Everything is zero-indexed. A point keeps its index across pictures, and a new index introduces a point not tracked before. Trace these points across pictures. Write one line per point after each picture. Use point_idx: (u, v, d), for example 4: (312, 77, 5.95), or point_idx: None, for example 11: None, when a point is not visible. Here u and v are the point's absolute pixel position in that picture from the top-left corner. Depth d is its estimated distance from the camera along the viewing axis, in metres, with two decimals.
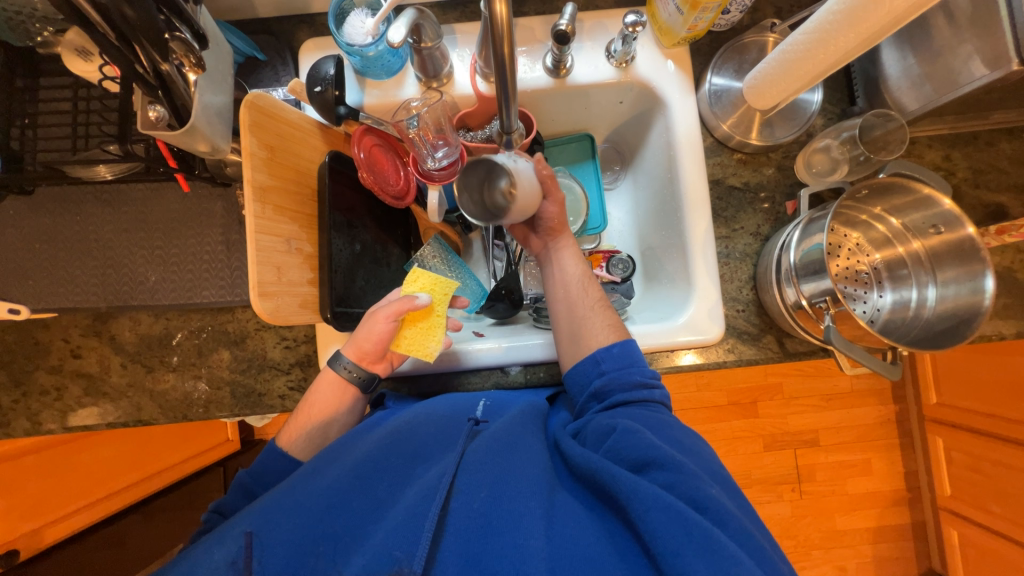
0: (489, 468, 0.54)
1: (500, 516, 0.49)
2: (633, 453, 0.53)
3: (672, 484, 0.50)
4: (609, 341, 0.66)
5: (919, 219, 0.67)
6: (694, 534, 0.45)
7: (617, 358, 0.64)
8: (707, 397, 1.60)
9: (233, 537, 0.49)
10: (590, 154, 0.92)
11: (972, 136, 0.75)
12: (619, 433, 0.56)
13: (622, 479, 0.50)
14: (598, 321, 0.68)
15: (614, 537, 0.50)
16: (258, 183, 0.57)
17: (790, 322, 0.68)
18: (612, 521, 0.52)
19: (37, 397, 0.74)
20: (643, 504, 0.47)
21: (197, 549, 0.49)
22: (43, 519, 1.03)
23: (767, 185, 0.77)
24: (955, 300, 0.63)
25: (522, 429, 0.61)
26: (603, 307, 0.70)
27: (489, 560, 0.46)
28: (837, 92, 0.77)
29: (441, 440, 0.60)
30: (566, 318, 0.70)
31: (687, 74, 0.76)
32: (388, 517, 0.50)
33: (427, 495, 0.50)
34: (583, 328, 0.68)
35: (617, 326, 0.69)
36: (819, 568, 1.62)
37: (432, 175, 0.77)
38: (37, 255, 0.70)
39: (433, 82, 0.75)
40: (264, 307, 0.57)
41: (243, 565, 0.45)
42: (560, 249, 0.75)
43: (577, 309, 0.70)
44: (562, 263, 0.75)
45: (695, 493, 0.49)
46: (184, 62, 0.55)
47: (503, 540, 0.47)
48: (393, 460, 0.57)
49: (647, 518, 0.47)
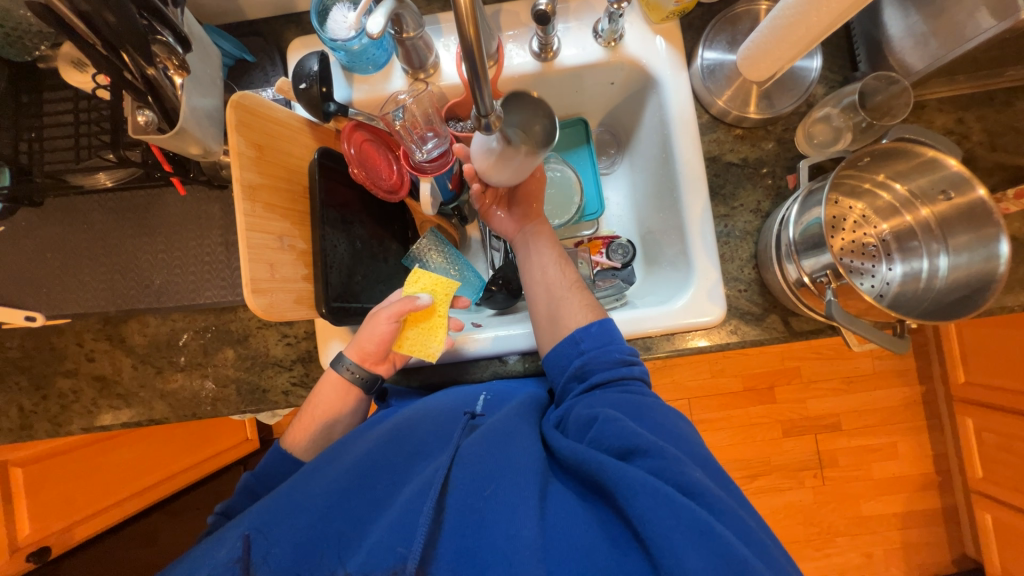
0: (473, 456, 0.54)
1: (491, 510, 0.49)
2: (617, 441, 0.52)
3: (659, 470, 0.49)
4: (587, 320, 0.66)
5: (927, 184, 0.64)
6: (683, 518, 0.44)
7: (596, 337, 0.64)
8: (722, 383, 1.57)
9: (233, 539, 0.49)
10: (584, 138, 0.91)
11: (987, 97, 0.71)
12: (602, 423, 0.55)
13: (609, 468, 0.50)
14: (576, 301, 0.68)
15: (606, 524, 0.49)
16: (247, 182, 0.58)
17: (794, 300, 0.66)
18: (604, 509, 0.51)
19: (56, 400, 0.77)
20: (632, 490, 0.47)
21: (200, 551, 0.50)
22: (72, 518, 1.08)
23: (767, 159, 0.74)
24: (969, 269, 0.60)
25: (510, 417, 0.60)
26: (580, 288, 0.70)
27: (484, 554, 0.46)
28: (836, 59, 0.74)
29: (433, 433, 0.60)
30: (544, 298, 0.70)
31: (677, 50, 0.74)
32: (384, 515, 0.50)
33: (423, 490, 0.51)
34: (561, 308, 0.68)
35: (594, 306, 0.69)
36: (845, 556, 1.58)
37: (424, 167, 0.75)
38: (49, 264, 0.73)
39: (420, 73, 0.75)
40: (258, 303, 0.58)
41: (241, 566, 0.46)
42: (537, 233, 0.77)
43: (554, 289, 0.70)
44: (540, 247, 0.75)
45: (682, 478, 0.48)
46: (168, 65, 0.57)
47: (495, 532, 0.47)
48: (392, 457, 0.57)
49: (635, 504, 0.46)
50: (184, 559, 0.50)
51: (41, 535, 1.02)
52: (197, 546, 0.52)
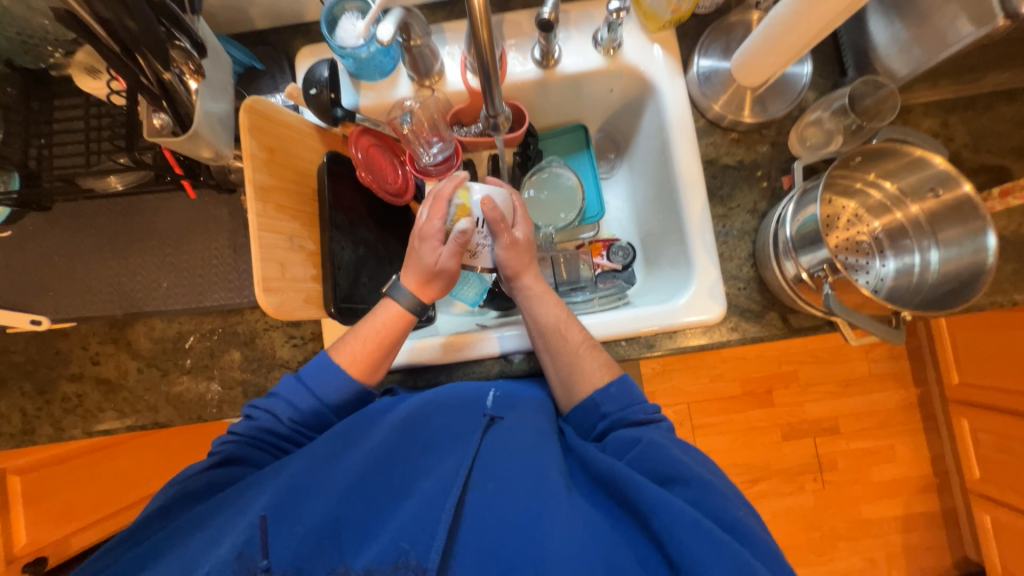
0: (505, 459, 0.57)
1: (519, 518, 0.52)
2: (660, 466, 0.55)
3: (697, 499, 0.52)
4: (602, 381, 0.63)
5: (916, 182, 0.66)
6: (722, 551, 0.46)
7: (616, 398, 0.62)
8: (721, 388, 1.58)
9: (247, 516, 0.50)
10: (583, 144, 0.93)
11: (970, 102, 0.74)
12: (644, 445, 0.56)
13: (649, 491, 0.51)
14: (587, 365, 0.64)
15: (631, 540, 0.52)
16: (259, 183, 0.60)
17: (791, 296, 0.68)
18: (630, 525, 0.54)
19: (59, 405, 0.76)
20: (670, 515, 0.49)
21: (219, 520, 0.51)
22: (70, 527, 1.11)
23: (762, 162, 0.77)
24: (958, 262, 0.63)
25: (533, 423, 0.61)
26: (592, 345, 0.65)
27: (509, 556, 0.50)
28: (825, 66, 0.78)
29: (452, 432, 0.61)
30: (554, 367, 0.66)
31: (675, 57, 0.77)
32: (404, 508, 0.53)
33: (445, 487, 0.54)
34: (573, 375, 0.65)
35: (608, 363, 0.65)
36: (847, 560, 1.57)
37: (429, 170, 0.81)
38: (56, 267, 0.74)
39: (425, 80, 0.77)
40: (269, 302, 0.59)
41: (255, 555, 0.47)
42: (528, 292, 0.69)
43: (561, 355, 0.65)
44: (535, 308, 0.68)
45: (723, 513, 0.51)
46: (184, 69, 0.59)
47: (522, 537, 0.51)
48: (408, 450, 0.58)
49: (672, 529, 0.48)
50: (200, 526, 0.52)
51: (39, 545, 1.06)
52: (211, 514, 0.53)
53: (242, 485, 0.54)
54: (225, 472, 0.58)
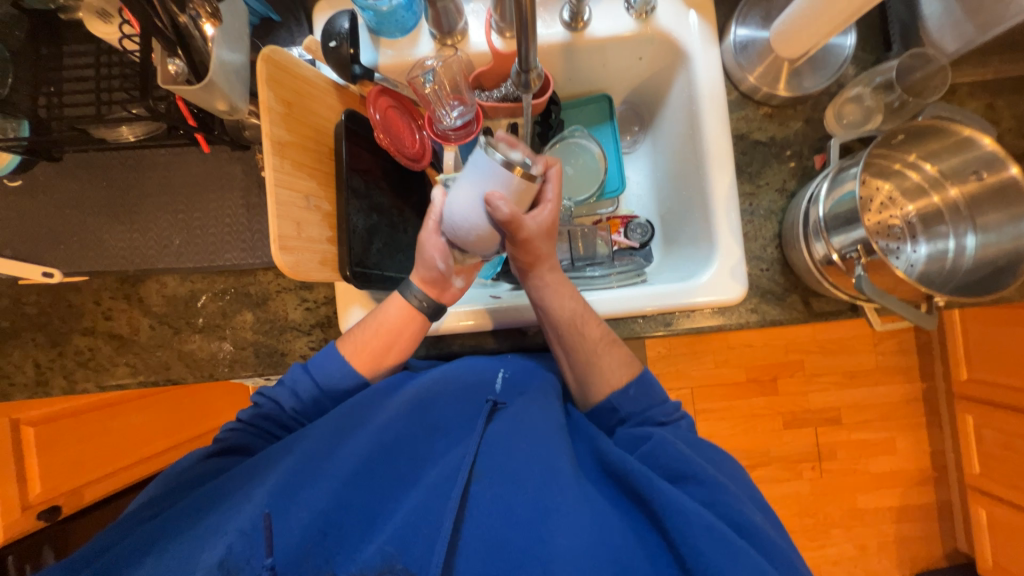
0: (510, 451, 0.56)
1: (527, 514, 0.52)
2: (673, 463, 0.55)
3: (709, 500, 0.52)
4: (623, 382, 0.63)
5: (958, 164, 0.64)
6: (737, 556, 0.46)
7: (635, 400, 0.62)
8: (726, 373, 1.58)
9: (250, 506, 0.50)
10: (608, 115, 0.89)
11: (1019, 83, 0.70)
12: (656, 442, 0.57)
13: (663, 490, 0.51)
14: (607, 363, 0.63)
15: (642, 537, 0.52)
16: (277, 138, 0.58)
17: (818, 279, 0.66)
18: (639, 517, 0.54)
19: (72, 358, 0.76)
20: (686, 516, 0.49)
21: (222, 509, 0.51)
22: (82, 481, 1.15)
23: (794, 140, 0.74)
24: (998, 246, 0.60)
25: (543, 411, 0.61)
26: (611, 344, 0.63)
27: (512, 554, 0.50)
28: (870, 39, 0.73)
29: (459, 413, 0.61)
30: (571, 363, 0.65)
31: (710, 25, 0.73)
32: (412, 495, 0.54)
33: (452, 476, 0.54)
34: (590, 372, 0.63)
35: (628, 360, 0.63)
36: (839, 547, 1.59)
37: (449, 135, 0.79)
38: (66, 219, 0.73)
39: (448, 39, 0.73)
40: (285, 261, 0.57)
41: (258, 550, 0.48)
42: (545, 281, 0.63)
43: (580, 353, 0.63)
44: (553, 298, 0.62)
45: (737, 516, 0.51)
46: (200, 12, 0.57)
47: (532, 535, 0.50)
48: (415, 433, 0.59)
49: (687, 531, 0.48)
50: (207, 510, 0.52)
51: (50, 495, 1.08)
52: (221, 489, 0.54)
53: (249, 469, 0.55)
54: (224, 460, 0.60)
